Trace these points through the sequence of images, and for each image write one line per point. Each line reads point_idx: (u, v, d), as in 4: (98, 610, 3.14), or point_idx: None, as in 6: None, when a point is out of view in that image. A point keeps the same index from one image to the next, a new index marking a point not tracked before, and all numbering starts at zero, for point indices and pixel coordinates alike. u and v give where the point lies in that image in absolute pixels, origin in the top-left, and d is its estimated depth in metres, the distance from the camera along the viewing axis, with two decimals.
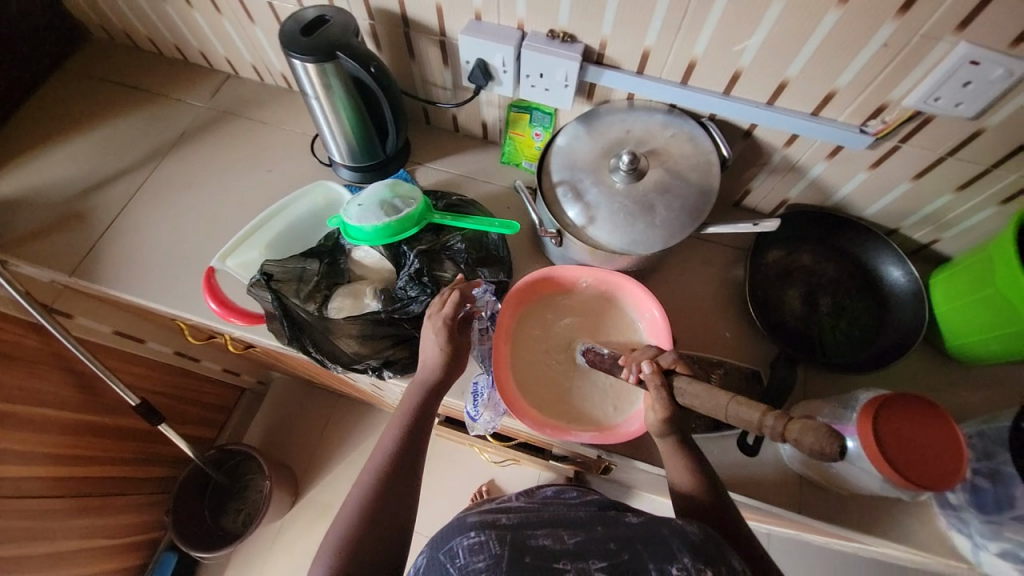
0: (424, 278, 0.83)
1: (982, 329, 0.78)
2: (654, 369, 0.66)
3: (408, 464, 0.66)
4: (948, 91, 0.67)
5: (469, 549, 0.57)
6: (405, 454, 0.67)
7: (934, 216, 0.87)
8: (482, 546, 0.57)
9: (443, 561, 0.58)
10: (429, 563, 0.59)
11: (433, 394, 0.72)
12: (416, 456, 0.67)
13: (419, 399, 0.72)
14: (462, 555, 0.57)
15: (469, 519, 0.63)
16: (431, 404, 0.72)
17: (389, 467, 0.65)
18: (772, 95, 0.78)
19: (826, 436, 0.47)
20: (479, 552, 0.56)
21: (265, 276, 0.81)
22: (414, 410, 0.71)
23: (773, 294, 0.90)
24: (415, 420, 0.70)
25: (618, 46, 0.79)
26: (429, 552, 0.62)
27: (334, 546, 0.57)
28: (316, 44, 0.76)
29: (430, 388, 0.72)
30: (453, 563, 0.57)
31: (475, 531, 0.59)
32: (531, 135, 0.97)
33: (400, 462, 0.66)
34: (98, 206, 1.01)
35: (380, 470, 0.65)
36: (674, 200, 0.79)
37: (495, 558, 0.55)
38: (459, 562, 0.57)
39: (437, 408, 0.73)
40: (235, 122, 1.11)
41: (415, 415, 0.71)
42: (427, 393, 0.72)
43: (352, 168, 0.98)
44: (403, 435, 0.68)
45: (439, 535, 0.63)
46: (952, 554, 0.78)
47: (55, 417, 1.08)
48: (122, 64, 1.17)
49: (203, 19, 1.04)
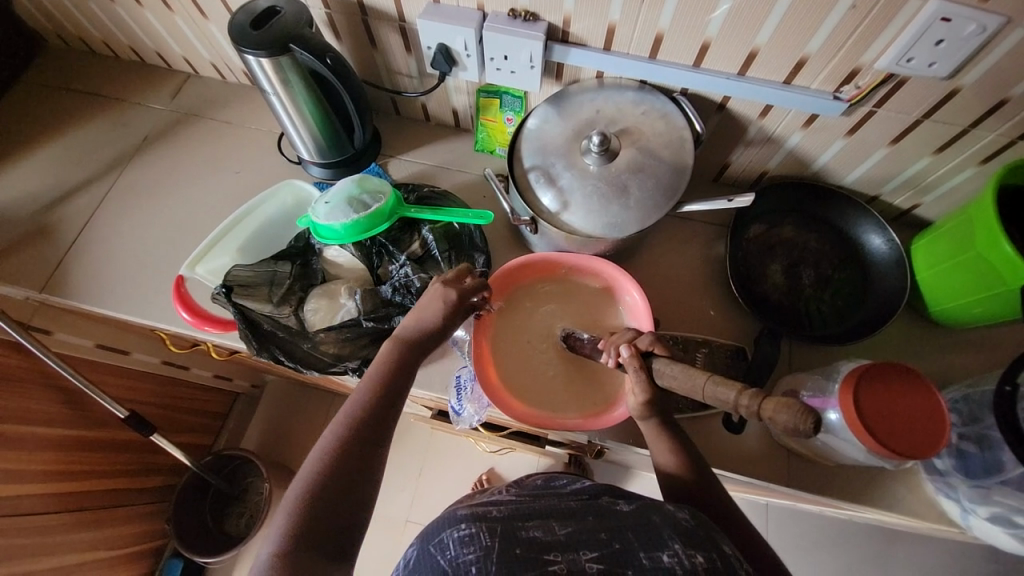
0: (412, 286, 0.83)
1: (966, 293, 0.78)
2: (631, 352, 0.65)
3: (380, 420, 0.62)
4: (920, 51, 0.65)
5: (459, 541, 0.57)
6: (377, 408, 0.63)
7: (914, 180, 0.85)
8: (472, 538, 0.57)
9: (434, 554, 0.57)
10: (419, 556, 0.59)
11: (415, 347, 0.69)
12: (389, 411, 0.63)
13: (397, 354, 0.68)
14: (453, 547, 0.57)
15: (459, 512, 0.63)
16: (409, 359, 0.68)
17: (358, 421, 0.61)
18: (742, 65, 0.76)
19: (800, 414, 0.45)
20: (470, 544, 0.56)
21: (225, 288, 0.79)
22: (390, 364, 0.67)
23: (756, 270, 0.89)
24: (392, 374, 0.66)
25: (582, 23, 0.76)
26: (420, 544, 0.61)
27: (292, 503, 0.54)
28: (267, 37, 0.73)
29: (410, 339, 0.69)
30: (444, 555, 0.56)
31: (466, 524, 0.59)
32: (503, 120, 0.95)
33: (373, 415, 0.62)
34: (65, 219, 0.99)
35: (349, 422, 0.61)
36: (647, 179, 0.77)
37: (486, 550, 0.55)
38: (449, 554, 0.56)
39: (417, 364, 0.69)
40: (199, 123, 1.08)
41: (394, 365, 0.67)
42: (406, 350, 0.69)
43: (321, 165, 0.95)
44: (377, 389, 0.64)
45: (430, 527, 0.63)
46: (941, 519, 0.78)
47: (45, 434, 1.06)
48: (78, 70, 1.13)
49: (155, 17, 1.00)
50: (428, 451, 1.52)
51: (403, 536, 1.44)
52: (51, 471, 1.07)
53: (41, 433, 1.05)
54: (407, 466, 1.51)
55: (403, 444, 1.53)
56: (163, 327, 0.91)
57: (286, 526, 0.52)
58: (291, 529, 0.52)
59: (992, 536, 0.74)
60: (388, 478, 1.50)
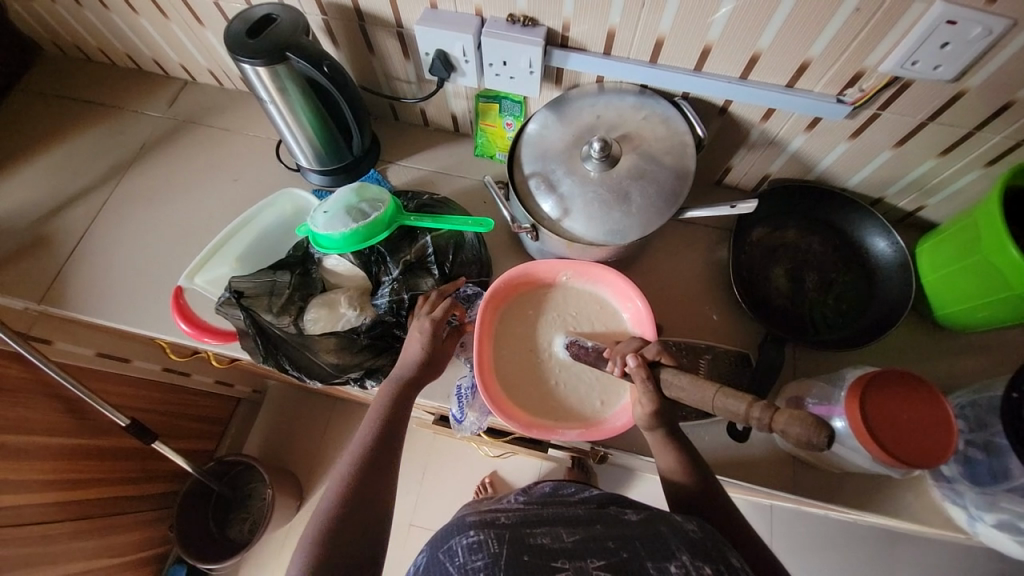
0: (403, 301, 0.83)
1: (972, 296, 0.77)
2: (639, 362, 0.64)
3: (380, 463, 0.66)
4: (925, 54, 0.64)
5: (468, 548, 0.56)
6: (376, 451, 0.67)
7: (918, 182, 0.84)
8: (480, 545, 0.56)
9: (443, 560, 0.57)
10: (429, 562, 0.59)
11: (406, 390, 0.72)
12: (388, 454, 0.67)
13: (390, 397, 0.71)
14: (461, 554, 0.56)
15: (467, 518, 0.62)
16: (402, 400, 0.72)
17: (360, 466, 0.65)
18: (744, 69, 0.75)
19: (813, 427, 0.45)
20: (477, 551, 0.55)
21: (235, 293, 0.80)
22: (385, 406, 0.71)
23: (760, 274, 0.88)
24: (387, 417, 0.70)
25: (581, 27, 0.75)
26: (429, 551, 0.61)
27: (303, 549, 0.58)
28: (263, 45, 0.72)
29: (402, 384, 0.73)
30: (452, 561, 0.56)
31: (473, 530, 0.58)
32: (502, 125, 0.94)
33: (373, 459, 0.66)
34: (63, 229, 0.98)
35: (351, 468, 0.65)
36: (649, 185, 0.76)
37: (493, 557, 0.54)
38: (458, 560, 0.56)
39: (410, 404, 0.73)
40: (196, 131, 1.07)
41: (389, 411, 0.70)
42: (399, 391, 0.72)
43: (319, 172, 0.95)
44: (375, 432, 0.68)
45: (439, 534, 0.63)
46: (948, 525, 0.77)
47: (48, 444, 1.05)
48: (75, 78, 1.12)
49: (151, 24, 0.99)
50: (430, 455, 1.52)
51: (407, 540, 1.44)
52: (53, 480, 1.07)
53: (42, 443, 1.04)
54: (410, 471, 1.50)
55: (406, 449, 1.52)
56: (162, 338, 0.90)
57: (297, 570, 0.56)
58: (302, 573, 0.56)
59: (997, 541, 0.75)
60: None
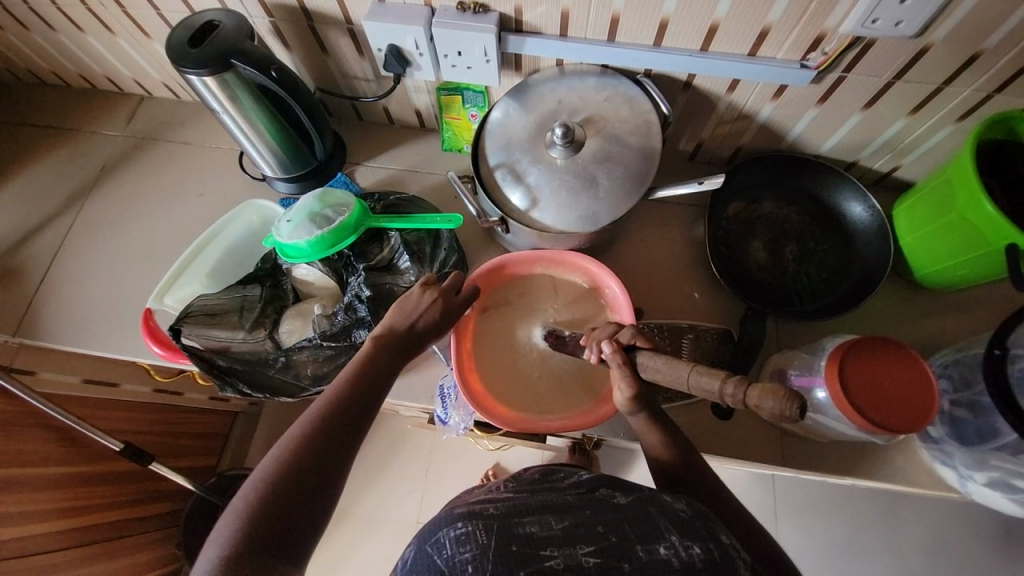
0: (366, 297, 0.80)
1: (949, 256, 0.76)
2: (614, 348, 0.61)
3: (351, 421, 0.60)
4: (886, 11, 0.63)
5: (456, 540, 0.56)
6: (348, 406, 0.61)
7: (892, 143, 0.83)
8: (469, 537, 0.55)
9: (430, 554, 0.56)
10: (417, 556, 0.58)
11: (391, 352, 0.67)
12: (361, 413, 0.61)
13: (371, 358, 0.65)
14: (449, 546, 0.55)
15: (456, 510, 0.61)
16: (387, 358, 0.66)
17: (324, 417, 0.59)
18: (704, 41, 0.73)
19: (785, 399, 0.42)
20: (465, 543, 0.55)
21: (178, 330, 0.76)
22: (366, 364, 0.65)
23: (738, 247, 0.87)
24: (366, 375, 0.64)
25: (535, 11, 0.73)
26: (416, 544, 0.60)
27: (243, 507, 0.52)
28: (206, 52, 0.70)
29: (392, 346, 0.67)
30: (440, 555, 0.55)
31: (462, 522, 0.58)
32: (467, 117, 0.92)
33: (343, 414, 0.60)
34: (30, 259, 0.96)
35: (316, 419, 0.59)
36: (616, 167, 0.75)
37: (482, 549, 0.54)
38: (446, 554, 0.55)
39: (394, 368, 0.67)
40: (157, 146, 1.04)
41: (365, 371, 0.64)
42: (382, 353, 0.66)
43: (285, 180, 0.92)
44: (349, 388, 0.62)
45: (427, 526, 0.62)
46: (939, 484, 0.78)
47: (47, 474, 1.03)
48: (28, 103, 1.09)
49: (100, 42, 0.96)
50: (431, 453, 1.51)
51: None
52: (53, 510, 1.04)
53: (41, 474, 1.02)
54: (412, 470, 1.50)
55: (407, 449, 1.52)
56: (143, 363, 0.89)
57: (232, 533, 0.50)
58: (239, 530, 0.50)
59: (992, 500, 0.74)
60: (393, 484, 1.49)
